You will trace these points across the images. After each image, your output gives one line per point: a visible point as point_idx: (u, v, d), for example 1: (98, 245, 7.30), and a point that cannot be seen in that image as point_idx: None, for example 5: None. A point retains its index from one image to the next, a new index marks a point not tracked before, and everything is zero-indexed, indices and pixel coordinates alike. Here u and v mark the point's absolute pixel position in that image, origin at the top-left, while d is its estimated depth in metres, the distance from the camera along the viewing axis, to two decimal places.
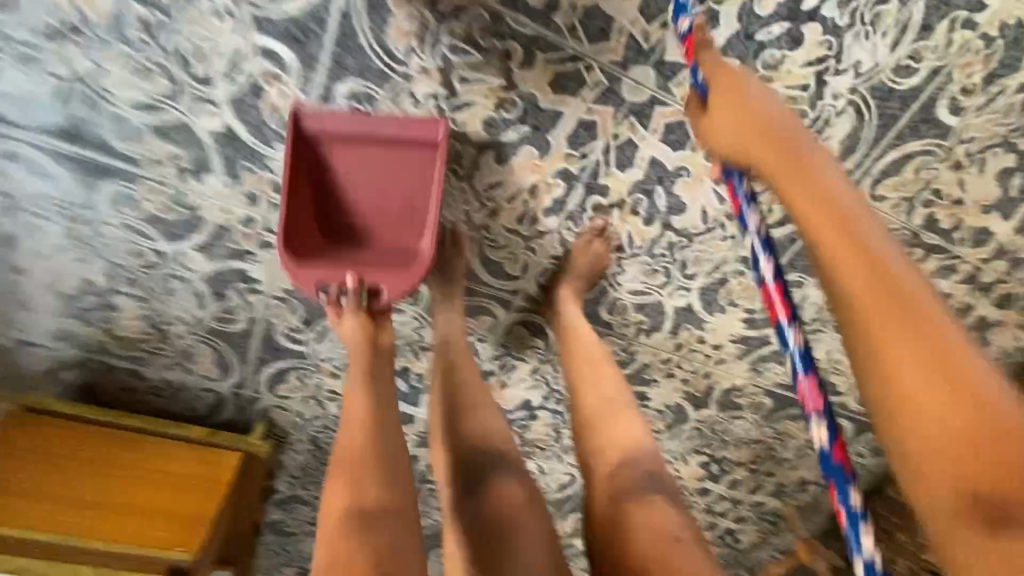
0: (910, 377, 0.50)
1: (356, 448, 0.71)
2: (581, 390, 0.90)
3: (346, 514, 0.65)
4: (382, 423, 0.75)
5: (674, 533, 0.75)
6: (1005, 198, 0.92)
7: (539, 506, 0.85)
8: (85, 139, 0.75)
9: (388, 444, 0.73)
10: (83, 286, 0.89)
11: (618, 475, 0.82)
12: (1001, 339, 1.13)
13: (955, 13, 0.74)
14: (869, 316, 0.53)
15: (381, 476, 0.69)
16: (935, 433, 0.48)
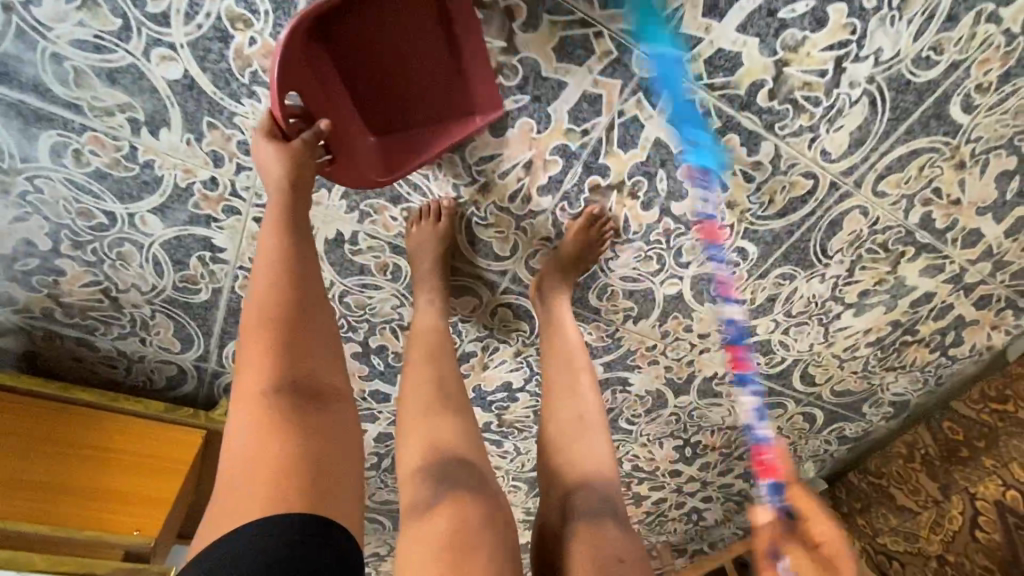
0: None
1: (269, 324, 0.67)
2: (554, 402, 0.88)
3: (264, 398, 0.63)
4: (301, 288, 0.70)
5: (618, 554, 0.69)
6: (1000, 201, 0.92)
7: (500, 512, 0.70)
8: (16, 79, 0.65)
9: (308, 317, 0.69)
10: (22, 247, 0.80)
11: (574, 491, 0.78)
12: (975, 338, 1.15)
13: (982, 5, 0.70)
14: None
15: (298, 358, 0.66)
16: None
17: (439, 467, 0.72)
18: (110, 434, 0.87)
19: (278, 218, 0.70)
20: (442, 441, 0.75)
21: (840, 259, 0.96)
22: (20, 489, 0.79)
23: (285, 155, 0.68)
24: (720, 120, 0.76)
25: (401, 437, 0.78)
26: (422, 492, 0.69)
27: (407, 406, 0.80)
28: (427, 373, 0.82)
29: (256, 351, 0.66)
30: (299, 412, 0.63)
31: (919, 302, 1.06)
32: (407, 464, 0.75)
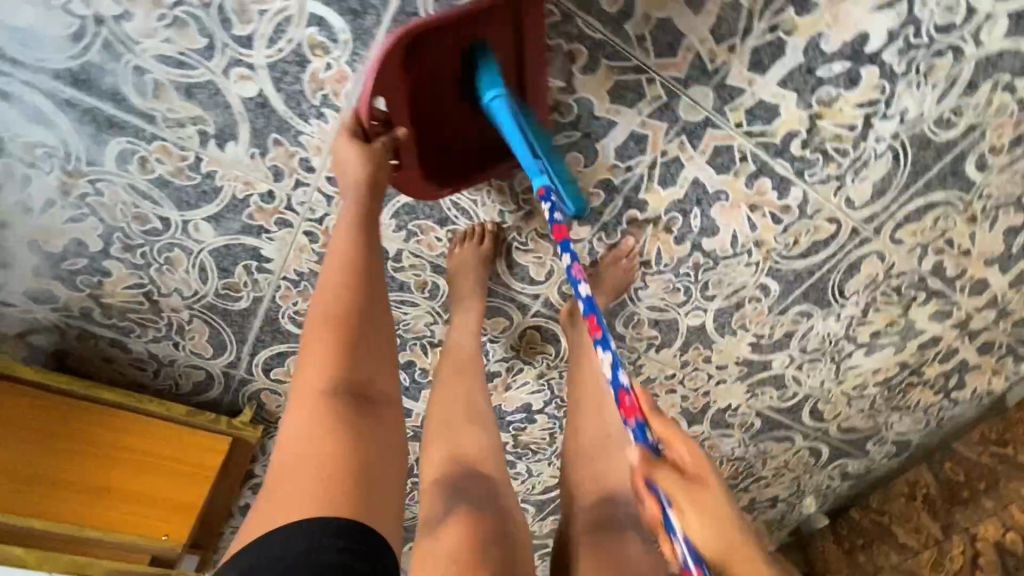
0: None
1: (332, 321, 0.67)
2: (578, 420, 0.90)
3: (319, 394, 0.63)
4: (363, 290, 0.70)
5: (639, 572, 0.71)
6: (1006, 254, 0.97)
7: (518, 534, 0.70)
8: (96, 88, 0.67)
9: (369, 319, 0.69)
10: (71, 247, 0.81)
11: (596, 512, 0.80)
12: (977, 383, 1.19)
13: (1000, 75, 0.76)
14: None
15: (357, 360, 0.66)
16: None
17: (468, 482, 0.73)
18: (133, 435, 0.86)
19: (350, 219, 0.71)
20: (472, 458, 0.76)
21: (856, 300, 1.01)
22: (49, 488, 0.79)
23: (366, 157, 0.69)
24: (754, 165, 0.81)
25: (427, 445, 0.80)
26: (441, 502, 0.71)
27: (437, 414, 0.82)
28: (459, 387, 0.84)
29: (318, 347, 0.66)
30: (352, 414, 0.62)
31: (926, 345, 1.11)
32: (430, 471, 0.76)
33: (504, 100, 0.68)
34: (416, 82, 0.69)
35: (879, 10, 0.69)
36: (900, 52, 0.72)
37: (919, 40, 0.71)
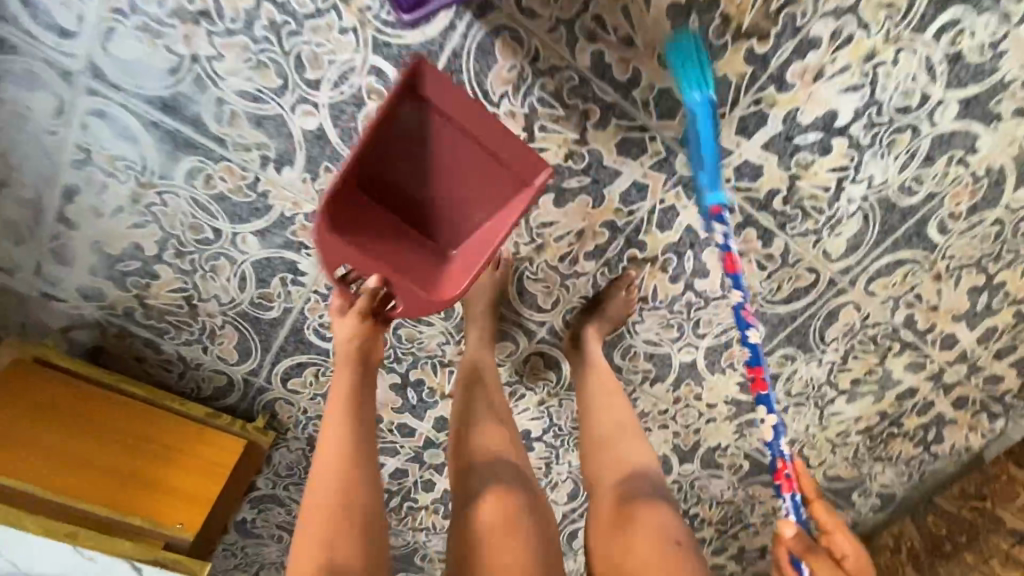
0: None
1: (337, 450, 0.77)
2: (591, 417, 0.92)
3: (329, 492, 0.74)
4: (364, 390, 0.84)
5: (674, 537, 0.77)
6: (971, 311, 1.06)
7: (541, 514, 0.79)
8: (181, 113, 0.79)
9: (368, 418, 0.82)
10: (128, 250, 0.89)
11: (624, 486, 0.83)
12: (955, 438, 1.25)
13: (953, 151, 0.88)
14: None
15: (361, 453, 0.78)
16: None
17: (488, 473, 0.82)
18: (160, 429, 0.92)
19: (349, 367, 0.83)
20: (492, 456, 0.85)
21: (835, 347, 1.09)
22: (75, 468, 0.83)
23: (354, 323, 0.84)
24: (741, 216, 0.92)
25: (454, 445, 0.88)
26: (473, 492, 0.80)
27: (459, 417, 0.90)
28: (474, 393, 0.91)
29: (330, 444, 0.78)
30: (352, 532, 0.72)
31: (903, 395, 1.18)
32: (459, 465, 0.86)
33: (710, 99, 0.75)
34: (365, 224, 0.81)
35: (846, 92, 0.81)
36: (866, 127, 0.85)
37: (881, 118, 0.84)
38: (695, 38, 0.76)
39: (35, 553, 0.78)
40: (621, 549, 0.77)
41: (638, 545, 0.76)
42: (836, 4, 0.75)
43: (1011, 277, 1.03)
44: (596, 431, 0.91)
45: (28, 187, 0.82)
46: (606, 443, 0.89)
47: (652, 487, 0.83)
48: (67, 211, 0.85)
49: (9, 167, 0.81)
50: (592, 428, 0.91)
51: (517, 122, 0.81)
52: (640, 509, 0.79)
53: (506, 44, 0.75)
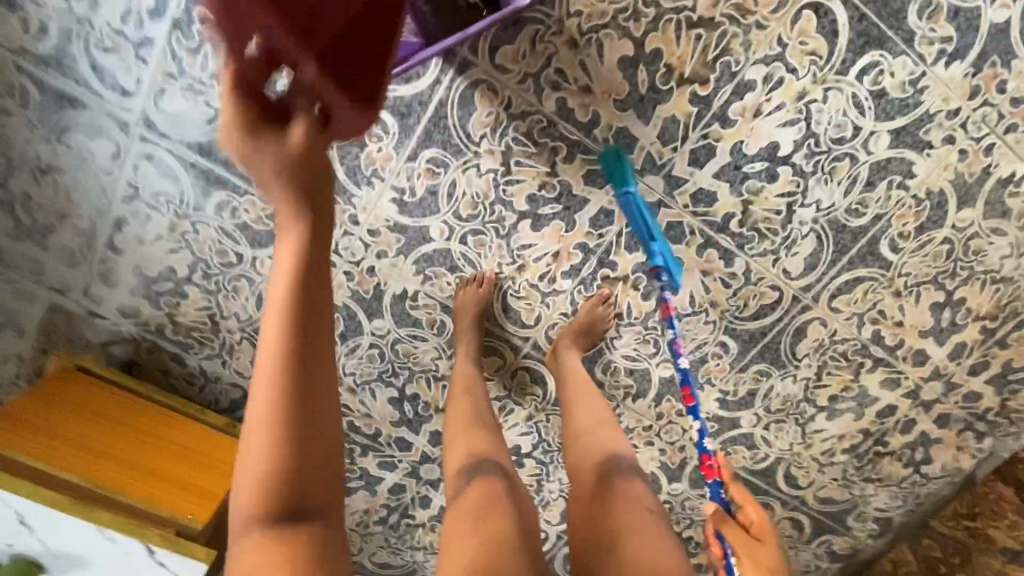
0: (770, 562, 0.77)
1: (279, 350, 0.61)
2: (573, 412, 0.98)
3: (260, 501, 0.60)
4: (309, 295, 0.63)
5: (647, 505, 0.80)
6: (937, 327, 1.12)
7: (524, 499, 0.82)
8: (214, 156, 0.94)
9: (318, 401, 0.62)
10: (164, 273, 1.03)
11: (601, 467, 0.87)
12: (943, 458, 1.26)
13: (892, 176, 0.97)
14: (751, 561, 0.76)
15: (298, 446, 0.60)
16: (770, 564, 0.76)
17: (479, 466, 0.86)
18: (181, 432, 1.05)
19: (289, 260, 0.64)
20: (483, 452, 0.89)
21: (808, 363, 1.15)
22: (106, 460, 0.95)
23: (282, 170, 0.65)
24: (702, 238, 1.01)
25: (447, 450, 0.93)
26: (461, 484, 0.83)
27: (453, 423, 0.96)
28: (468, 398, 0.99)
29: (253, 445, 0.60)
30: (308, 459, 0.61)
31: (884, 413, 1.21)
32: (452, 468, 0.89)
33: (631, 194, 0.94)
34: None
35: (783, 126, 0.93)
36: (807, 156, 0.95)
37: (819, 148, 0.94)
38: (644, 84, 0.89)
39: (64, 532, 0.88)
40: (597, 519, 0.79)
41: (618, 512, 0.78)
42: (765, 53, 0.88)
43: (971, 293, 1.08)
44: (576, 424, 0.96)
45: (86, 219, 0.98)
46: (585, 434, 0.94)
47: (627, 465, 0.87)
48: (116, 238, 1.00)
49: (72, 202, 0.97)
50: (573, 422, 0.97)
51: (496, 157, 0.94)
52: (616, 484, 0.82)
53: (484, 93, 0.90)
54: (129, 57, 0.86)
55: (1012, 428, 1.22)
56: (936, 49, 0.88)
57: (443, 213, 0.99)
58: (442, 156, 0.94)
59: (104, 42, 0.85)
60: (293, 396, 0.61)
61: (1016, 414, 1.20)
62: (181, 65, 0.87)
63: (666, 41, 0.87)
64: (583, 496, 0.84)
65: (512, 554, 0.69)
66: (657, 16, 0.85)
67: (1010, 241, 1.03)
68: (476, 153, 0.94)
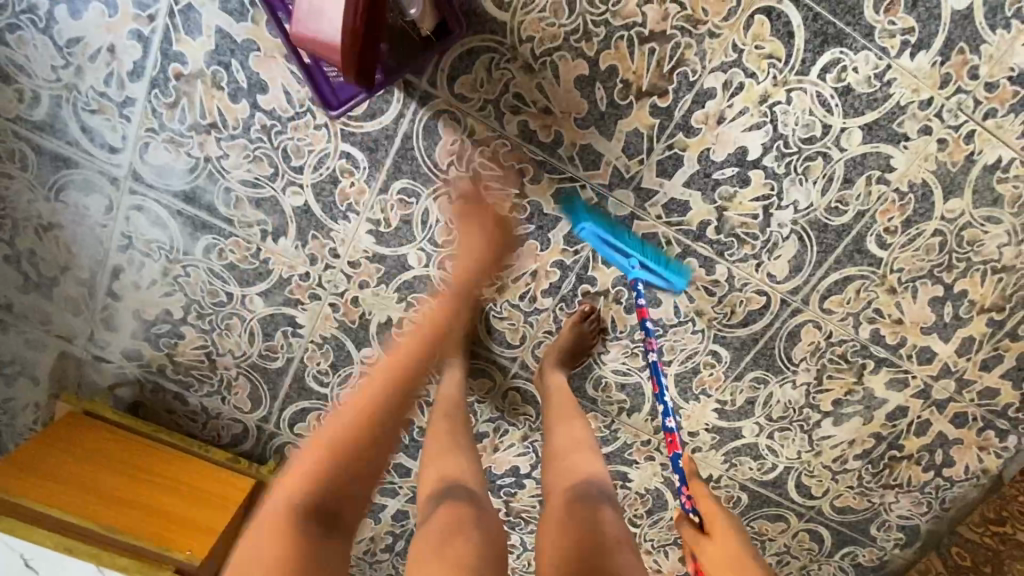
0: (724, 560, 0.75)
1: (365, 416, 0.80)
2: (552, 433, 0.98)
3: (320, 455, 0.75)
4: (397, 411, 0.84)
5: (616, 534, 0.79)
6: (940, 322, 1.07)
7: (494, 523, 0.82)
8: (198, 202, 0.98)
9: (367, 457, 0.76)
10: (161, 315, 1.08)
11: (572, 491, 0.87)
12: (966, 460, 1.19)
13: (870, 171, 0.95)
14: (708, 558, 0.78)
15: (352, 497, 0.73)
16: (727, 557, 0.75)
17: (450, 487, 0.86)
18: (183, 470, 1.09)
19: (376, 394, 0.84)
20: (456, 474, 0.89)
21: (806, 368, 1.11)
22: (109, 502, 0.99)
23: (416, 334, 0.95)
24: (680, 248, 1.01)
25: (421, 472, 0.93)
26: (430, 511, 0.83)
27: (430, 443, 0.96)
28: (448, 418, 0.99)
29: (306, 460, 0.74)
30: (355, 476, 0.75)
31: (894, 415, 1.16)
32: (424, 493, 0.89)
33: (587, 229, 0.96)
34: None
35: (749, 130, 0.92)
36: (777, 158, 0.94)
37: (790, 149, 0.93)
38: (603, 101, 0.90)
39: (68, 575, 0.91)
40: (561, 542, 0.78)
41: (581, 537, 0.78)
42: (722, 60, 0.88)
43: (971, 285, 1.04)
44: (553, 446, 0.96)
45: (85, 269, 1.04)
46: (560, 458, 0.93)
47: (600, 492, 0.86)
48: (114, 286, 1.05)
49: (72, 255, 1.03)
50: (551, 443, 0.96)
51: (465, 183, 0.96)
52: (585, 510, 0.82)
53: (447, 123, 0.92)
54: (114, 117, 0.93)
55: None
56: (898, 41, 0.86)
57: (419, 240, 1.01)
58: (413, 186, 0.97)
59: (91, 104, 0.92)
60: (366, 444, 0.77)
61: None
62: (161, 120, 0.93)
63: (619, 58, 0.88)
64: (552, 517, 0.84)
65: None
66: (608, 34, 0.87)
67: (1006, 228, 0.99)
68: (445, 180, 0.96)
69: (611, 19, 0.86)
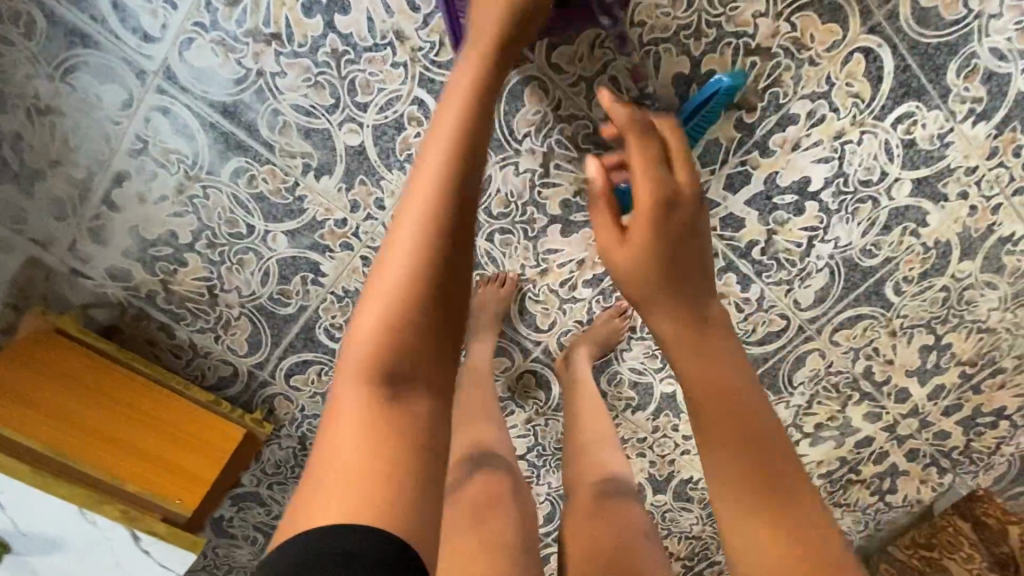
0: (673, 335, 0.59)
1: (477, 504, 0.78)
2: (579, 425, 0.99)
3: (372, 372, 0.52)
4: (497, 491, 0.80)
5: (643, 528, 0.83)
6: (923, 367, 1.17)
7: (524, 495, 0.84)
8: (238, 118, 0.87)
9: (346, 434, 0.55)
10: (165, 236, 0.96)
11: (601, 484, 0.89)
12: (906, 489, 1.34)
13: (906, 223, 1.01)
14: (673, 354, 0.59)
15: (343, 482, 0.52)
16: (693, 367, 0.57)
17: (483, 457, 0.86)
18: (169, 410, 0.95)
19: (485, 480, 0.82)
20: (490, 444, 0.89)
21: (801, 391, 1.19)
22: (89, 436, 0.87)
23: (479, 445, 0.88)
24: (723, 261, 1.03)
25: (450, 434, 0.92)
26: (462, 475, 0.83)
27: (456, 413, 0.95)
28: (477, 392, 0.96)
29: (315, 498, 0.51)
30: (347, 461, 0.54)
31: (861, 444, 1.27)
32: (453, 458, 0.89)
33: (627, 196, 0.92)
34: None
35: (817, 162, 0.95)
36: (834, 195, 0.98)
37: (847, 188, 0.97)
38: None
39: (35, 507, 0.81)
40: (592, 537, 0.82)
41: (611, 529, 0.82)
42: (813, 89, 0.90)
43: (957, 339, 1.14)
44: (579, 438, 0.97)
45: (82, 169, 0.90)
46: (587, 451, 0.94)
47: (626, 488, 0.89)
48: (114, 194, 0.92)
49: (68, 149, 0.88)
50: (577, 435, 0.98)
51: (536, 158, 0.92)
52: (613, 506, 0.85)
53: (535, 92, 0.88)
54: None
55: (972, 467, 1.30)
56: (966, 108, 0.92)
57: None
58: None
59: None
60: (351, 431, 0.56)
61: (978, 454, 1.28)
62: (214, 17, 0.81)
63: (721, 64, 0.88)
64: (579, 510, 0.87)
65: (500, 565, 0.71)
66: (716, 38, 0.86)
67: (1000, 294, 1.09)
68: (517, 151, 0.92)
69: (724, 23, 0.85)
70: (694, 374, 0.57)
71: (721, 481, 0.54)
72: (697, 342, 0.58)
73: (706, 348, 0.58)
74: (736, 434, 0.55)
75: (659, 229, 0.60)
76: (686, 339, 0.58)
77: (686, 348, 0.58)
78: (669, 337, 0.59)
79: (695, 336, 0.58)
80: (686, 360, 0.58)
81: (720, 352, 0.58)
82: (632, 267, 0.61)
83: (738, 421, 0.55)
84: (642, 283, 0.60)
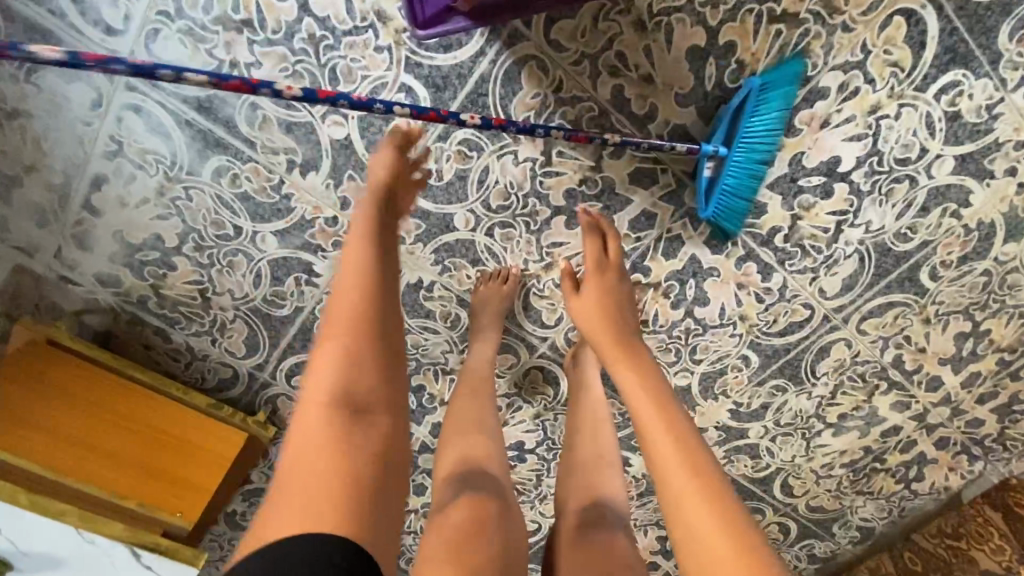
0: (606, 342, 0.81)
1: (457, 526, 0.73)
2: (578, 442, 0.96)
3: (329, 408, 0.62)
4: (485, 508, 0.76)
5: (629, 560, 0.78)
6: (957, 356, 1.10)
7: (513, 520, 0.78)
8: (215, 114, 0.82)
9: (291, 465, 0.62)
10: (150, 240, 0.92)
11: (590, 509, 0.86)
12: (934, 477, 1.27)
13: (947, 204, 0.92)
14: (612, 356, 0.79)
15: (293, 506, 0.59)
16: (626, 362, 0.77)
17: (473, 476, 0.81)
18: (166, 419, 0.94)
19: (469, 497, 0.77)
20: (481, 459, 0.85)
21: (825, 381, 1.13)
22: (87, 452, 0.86)
23: (467, 462, 0.84)
24: (743, 250, 0.96)
25: (442, 448, 0.88)
26: (448, 495, 0.79)
27: (450, 421, 0.91)
28: (471, 406, 0.92)
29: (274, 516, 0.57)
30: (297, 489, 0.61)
31: (888, 433, 1.21)
32: (443, 472, 0.85)
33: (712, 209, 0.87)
34: None
35: (849, 140, 0.86)
36: (867, 175, 0.89)
37: (881, 167, 0.88)
38: (711, 80, 0.81)
39: (28, 529, 0.79)
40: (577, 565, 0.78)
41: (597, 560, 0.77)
42: (845, 59, 0.80)
43: (996, 325, 1.06)
44: (575, 458, 0.95)
45: (58, 173, 0.85)
46: (582, 473, 0.92)
47: (615, 515, 0.86)
48: (94, 198, 0.87)
49: (41, 153, 0.83)
50: (573, 452, 0.95)
51: (536, 145, 0.85)
52: (599, 536, 0.81)
53: (532, 72, 0.80)
54: None
55: (1004, 454, 1.23)
56: (1020, 74, 0.81)
57: (471, 201, 0.89)
58: (476, 139, 0.85)
59: None
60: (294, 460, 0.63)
61: (1011, 441, 1.21)
62: (179, 5, 0.74)
63: (742, 34, 0.79)
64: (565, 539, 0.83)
65: None
66: (736, 5, 0.77)
67: None
68: (515, 138, 0.85)
69: None
70: (626, 365, 0.77)
71: (658, 442, 0.67)
72: (625, 349, 0.79)
73: (634, 351, 0.78)
74: (669, 428, 0.68)
75: (605, 288, 0.85)
76: (618, 347, 0.79)
77: (617, 352, 0.79)
78: (605, 345, 0.81)
79: (630, 349, 0.79)
80: (619, 360, 0.78)
81: (651, 362, 0.77)
82: (586, 305, 0.85)
83: (669, 415, 0.69)
84: (594, 315, 0.84)
